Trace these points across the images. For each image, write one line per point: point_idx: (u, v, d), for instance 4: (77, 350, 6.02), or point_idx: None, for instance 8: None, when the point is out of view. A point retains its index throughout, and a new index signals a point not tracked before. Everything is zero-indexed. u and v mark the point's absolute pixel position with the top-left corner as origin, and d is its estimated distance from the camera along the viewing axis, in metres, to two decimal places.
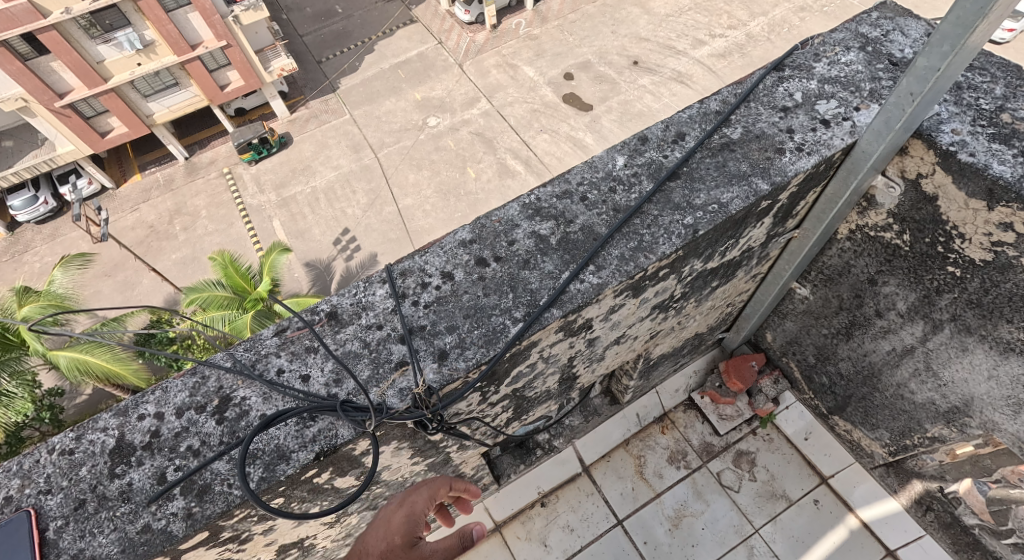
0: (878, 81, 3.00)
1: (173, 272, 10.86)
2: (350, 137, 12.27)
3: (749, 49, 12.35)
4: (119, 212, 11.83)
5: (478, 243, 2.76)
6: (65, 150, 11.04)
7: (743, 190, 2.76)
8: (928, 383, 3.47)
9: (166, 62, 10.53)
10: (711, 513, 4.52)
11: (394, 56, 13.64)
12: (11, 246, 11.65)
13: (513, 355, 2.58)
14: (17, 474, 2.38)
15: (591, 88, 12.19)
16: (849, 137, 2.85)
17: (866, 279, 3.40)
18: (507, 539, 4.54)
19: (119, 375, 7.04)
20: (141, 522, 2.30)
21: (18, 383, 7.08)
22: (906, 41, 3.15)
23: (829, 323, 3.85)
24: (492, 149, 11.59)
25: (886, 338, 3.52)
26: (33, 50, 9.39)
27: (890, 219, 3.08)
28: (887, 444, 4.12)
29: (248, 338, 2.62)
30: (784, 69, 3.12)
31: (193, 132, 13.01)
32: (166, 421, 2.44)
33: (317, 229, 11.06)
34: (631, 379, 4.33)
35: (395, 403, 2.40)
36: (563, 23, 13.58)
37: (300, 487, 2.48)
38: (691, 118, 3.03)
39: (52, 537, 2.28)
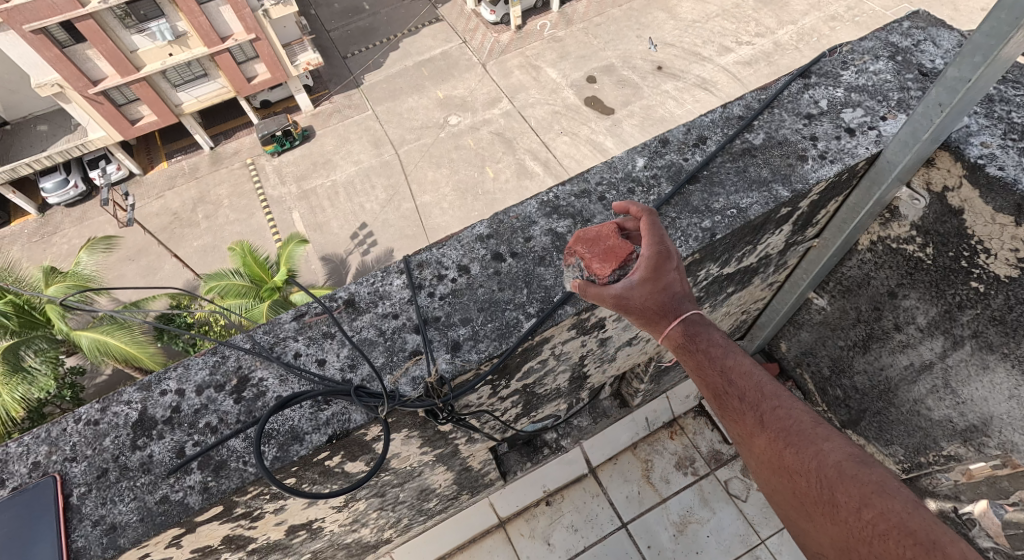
0: (907, 91, 2.96)
1: (194, 258, 11.03)
2: (371, 133, 12.34)
3: (776, 57, 12.24)
4: (145, 197, 12.04)
5: (495, 238, 2.76)
6: (96, 136, 11.24)
7: (763, 196, 2.74)
8: (946, 400, 3.32)
9: (197, 54, 10.68)
10: (716, 520, 4.56)
11: (418, 54, 13.70)
12: (41, 227, 11.92)
13: (525, 350, 2.57)
14: (44, 441, 2.43)
15: (614, 91, 12.15)
16: (875, 146, 2.81)
17: (886, 292, 3.34)
18: (512, 535, 4.60)
19: (136, 358, 7.19)
20: (159, 492, 2.32)
21: (43, 359, 7.27)
22: (938, 52, 3.10)
23: (846, 335, 3.75)
24: (511, 149, 11.61)
25: (904, 353, 3.41)
26: (71, 38, 9.58)
27: (913, 231, 3.04)
28: (900, 461, 3.80)
29: (267, 322, 2.66)
30: (810, 76, 3.09)
31: (218, 123, 13.18)
32: (187, 397, 2.47)
33: (335, 223, 11.15)
34: (641, 382, 4.30)
35: (406, 391, 2.41)
36: (588, 26, 13.55)
37: (312, 469, 2.50)
38: (713, 122, 3.01)
39: (76, 502, 2.32)
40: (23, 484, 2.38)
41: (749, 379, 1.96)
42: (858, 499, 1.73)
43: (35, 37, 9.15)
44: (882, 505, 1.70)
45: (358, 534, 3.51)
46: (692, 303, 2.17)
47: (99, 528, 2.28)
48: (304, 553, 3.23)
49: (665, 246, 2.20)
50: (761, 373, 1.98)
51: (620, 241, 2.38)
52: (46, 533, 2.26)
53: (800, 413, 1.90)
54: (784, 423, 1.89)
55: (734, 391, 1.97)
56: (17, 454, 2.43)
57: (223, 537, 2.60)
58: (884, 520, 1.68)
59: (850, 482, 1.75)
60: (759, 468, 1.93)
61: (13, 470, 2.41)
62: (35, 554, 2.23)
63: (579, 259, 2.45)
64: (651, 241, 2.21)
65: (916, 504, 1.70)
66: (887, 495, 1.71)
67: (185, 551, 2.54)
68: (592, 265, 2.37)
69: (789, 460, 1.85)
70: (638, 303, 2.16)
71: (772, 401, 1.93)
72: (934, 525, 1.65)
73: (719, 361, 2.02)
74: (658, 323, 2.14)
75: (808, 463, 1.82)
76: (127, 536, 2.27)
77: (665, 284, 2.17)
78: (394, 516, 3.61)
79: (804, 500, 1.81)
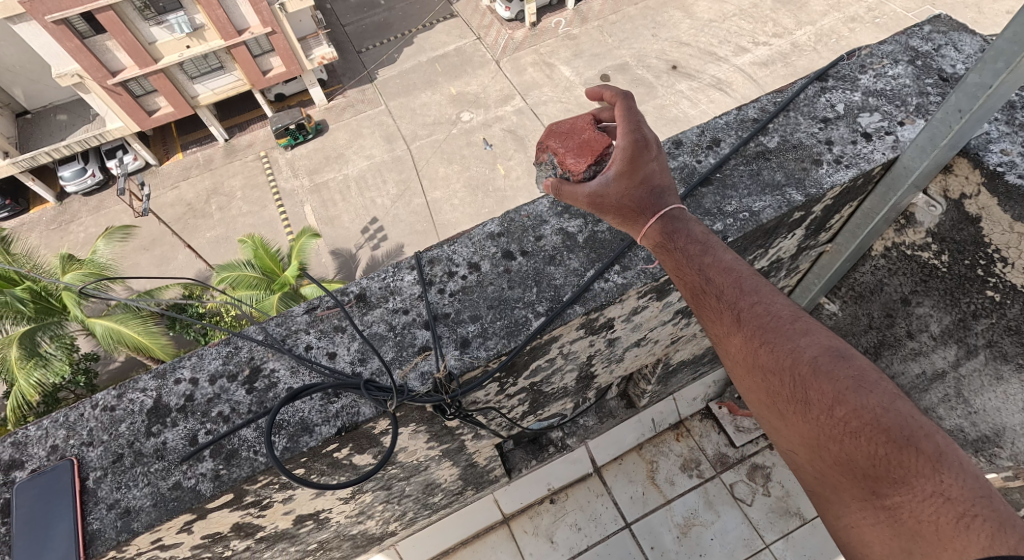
0: (926, 96, 2.92)
1: (207, 249, 11.12)
2: (384, 127, 12.36)
3: (793, 58, 12.14)
4: (160, 188, 12.14)
5: (505, 236, 2.76)
6: (114, 126, 11.33)
7: (776, 200, 2.71)
8: (957, 410, 3.28)
9: (214, 47, 10.74)
10: (721, 524, 4.54)
11: (432, 49, 13.70)
12: (59, 215, 12.05)
13: (533, 349, 2.57)
14: (63, 425, 2.47)
15: (627, 90, 12.09)
16: (891, 151, 2.77)
17: (899, 298, 3.30)
18: (515, 532, 4.62)
19: (148, 348, 7.26)
20: (173, 479, 2.35)
21: (59, 345, 7.33)
22: (959, 57, 3.05)
23: (857, 341, 3.69)
24: (523, 147, 11.59)
25: (916, 360, 3.36)
26: (91, 29, 9.67)
27: (928, 238, 3.00)
28: None
29: (280, 314, 2.67)
30: (827, 79, 3.06)
31: (233, 115, 13.25)
32: (200, 386, 2.49)
33: (346, 217, 11.20)
34: (648, 384, 4.29)
35: (415, 386, 2.41)
36: (603, 24, 13.48)
37: (320, 460, 2.51)
38: (727, 125, 2.99)
39: (92, 486, 2.34)
40: (42, 467, 2.40)
41: (726, 276, 2.04)
42: (831, 397, 1.75)
43: (56, 28, 9.24)
44: (855, 402, 1.72)
45: (364, 526, 3.53)
46: (672, 200, 2.34)
47: (113, 512, 2.31)
48: (310, 543, 3.26)
49: (644, 139, 2.38)
50: (741, 271, 2.05)
51: (595, 132, 2.57)
52: (62, 516, 2.27)
53: (778, 309, 1.95)
54: (760, 321, 1.93)
55: (712, 289, 2.05)
56: (36, 437, 2.46)
57: (232, 525, 2.61)
58: (856, 417, 1.70)
59: (824, 378, 1.78)
60: (736, 367, 1.99)
61: (31, 453, 2.43)
62: (54, 535, 2.26)
63: (551, 155, 2.59)
64: (629, 132, 2.36)
65: (891, 398, 1.71)
66: (862, 392, 1.72)
67: (195, 537, 2.55)
68: (565, 160, 2.53)
69: (764, 357, 1.89)
70: (615, 200, 2.36)
71: (750, 298, 1.99)
72: (908, 421, 1.66)
73: (698, 260, 2.13)
74: (635, 221, 2.34)
75: (783, 359, 1.86)
76: (140, 520, 2.29)
77: (643, 181, 2.36)
78: (400, 509, 3.62)
79: (779, 399, 1.85)
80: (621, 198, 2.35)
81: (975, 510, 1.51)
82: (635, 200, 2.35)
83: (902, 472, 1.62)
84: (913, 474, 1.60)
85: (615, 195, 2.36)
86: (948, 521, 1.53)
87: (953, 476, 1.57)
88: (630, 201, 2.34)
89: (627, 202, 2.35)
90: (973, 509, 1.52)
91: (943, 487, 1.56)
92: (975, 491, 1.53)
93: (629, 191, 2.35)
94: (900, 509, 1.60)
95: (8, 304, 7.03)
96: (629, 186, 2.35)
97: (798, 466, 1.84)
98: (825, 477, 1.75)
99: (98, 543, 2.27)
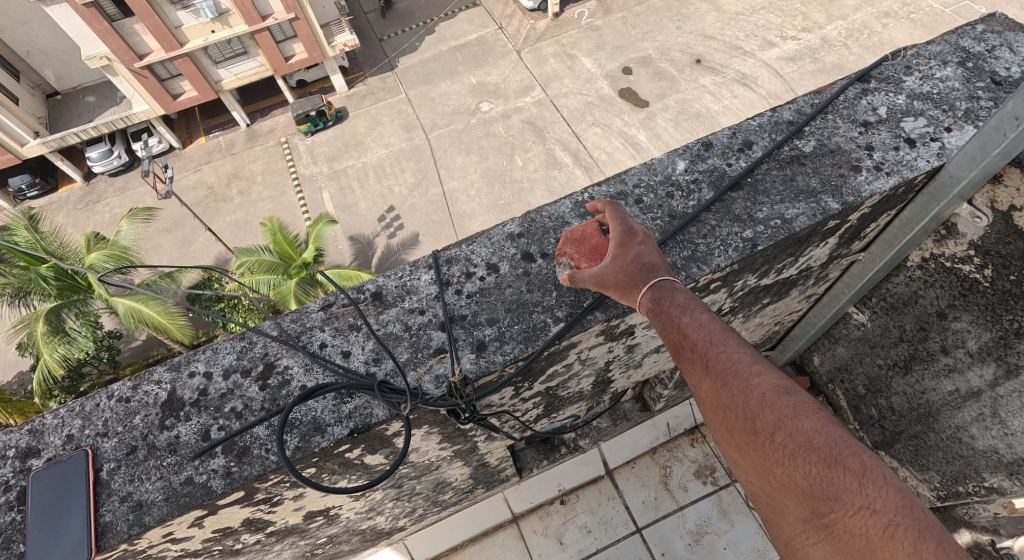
0: (976, 101, 2.76)
1: (227, 233, 11.16)
2: (403, 116, 12.29)
3: (823, 54, 11.81)
4: (182, 171, 12.20)
5: (525, 238, 2.66)
6: (140, 109, 11.36)
7: (810, 207, 2.58)
8: (992, 430, 3.09)
9: (238, 32, 10.72)
10: (735, 533, 4.43)
11: (453, 38, 13.57)
12: (85, 195, 12.16)
13: (551, 354, 2.47)
14: (79, 415, 2.42)
15: (649, 84, 11.88)
16: (936, 159, 2.63)
17: (934, 312, 3.18)
18: (525, 532, 4.55)
19: (167, 329, 7.31)
20: (185, 474, 2.29)
21: (83, 322, 7.36)
22: (1014, 59, 2.87)
23: (886, 354, 3.55)
24: (542, 139, 11.44)
25: (949, 378, 3.21)
26: (120, 12, 9.71)
27: (971, 250, 2.91)
28: (936, 488, 3.48)
29: (296, 309, 2.60)
30: (869, 81, 2.91)
31: (255, 101, 13.25)
32: (214, 381, 2.44)
33: (364, 204, 11.15)
34: (665, 388, 4.17)
35: (430, 390, 2.33)
36: (626, 15, 13.24)
37: (332, 460, 2.44)
38: (761, 126, 2.86)
39: (106, 477, 2.30)
40: (57, 456, 2.36)
41: (701, 329, 1.94)
42: (773, 423, 1.74)
43: (86, 10, 9.27)
44: (795, 426, 1.70)
45: (373, 522, 3.47)
46: (661, 270, 2.17)
47: (125, 505, 2.26)
48: (320, 536, 3.20)
49: (630, 226, 2.28)
50: (712, 324, 1.97)
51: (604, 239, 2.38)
52: (76, 508, 2.23)
53: (737, 351, 1.89)
54: (722, 364, 1.88)
55: (686, 343, 1.96)
56: (52, 426, 2.41)
57: (243, 520, 2.55)
58: (795, 440, 1.69)
59: (767, 408, 1.76)
60: (702, 407, 1.93)
61: (47, 442, 2.38)
62: (66, 526, 2.22)
63: (568, 262, 2.42)
64: (617, 223, 2.28)
65: (827, 421, 1.70)
66: (799, 417, 1.71)
67: (206, 531, 2.50)
68: (580, 265, 2.39)
69: (722, 396, 1.85)
70: (612, 277, 2.18)
71: (715, 346, 1.92)
72: (839, 440, 1.65)
73: (677, 320, 2.01)
74: (629, 294, 2.16)
75: (735, 396, 1.82)
76: (152, 514, 2.24)
77: (633, 256, 2.21)
78: (410, 506, 3.56)
79: (733, 431, 1.82)
80: (615, 276, 2.19)
81: (900, 520, 1.51)
82: (630, 275, 2.17)
83: (835, 489, 1.60)
84: (843, 490, 1.60)
85: (609, 273, 2.19)
86: (877, 533, 1.52)
87: (878, 489, 1.56)
88: (623, 276, 2.18)
89: (621, 277, 2.18)
90: (897, 519, 1.52)
91: (870, 500, 1.56)
92: (898, 500, 1.54)
93: (622, 267, 2.19)
94: (838, 527, 1.59)
95: (33, 281, 7.02)
96: (622, 263, 2.19)
97: (751, 492, 1.81)
98: (774, 501, 1.73)
99: (110, 536, 2.22)
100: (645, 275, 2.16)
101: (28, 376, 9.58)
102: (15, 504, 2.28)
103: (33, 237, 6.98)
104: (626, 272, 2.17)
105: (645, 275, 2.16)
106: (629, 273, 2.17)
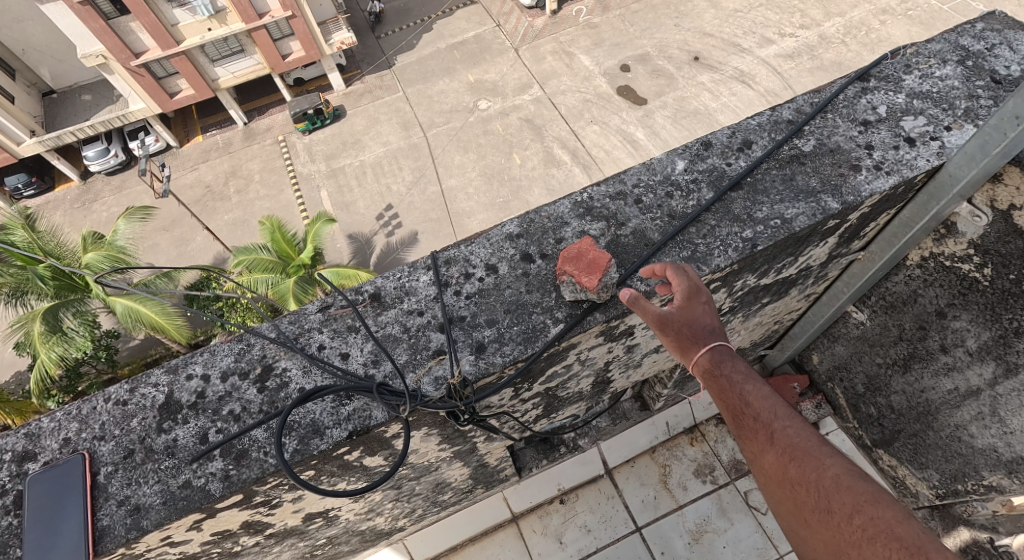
0: (976, 99, 2.76)
1: (225, 232, 11.12)
2: (401, 114, 12.26)
3: (821, 51, 11.80)
4: (180, 169, 12.16)
5: (525, 238, 2.65)
6: (137, 108, 11.30)
7: (810, 207, 2.57)
8: (992, 429, 3.15)
9: (235, 30, 10.67)
10: (734, 532, 4.43)
11: (451, 36, 13.53)
12: (82, 194, 12.11)
13: (550, 355, 2.47)
14: (75, 418, 2.41)
15: (647, 81, 11.87)
16: (936, 158, 2.62)
17: (934, 311, 3.19)
18: (524, 531, 4.54)
19: (163, 329, 7.27)
20: (183, 477, 2.28)
21: (81, 322, 7.33)
22: (1013, 57, 2.86)
23: (885, 352, 3.59)
24: (540, 137, 11.41)
25: (949, 376, 3.26)
26: (116, 10, 9.65)
27: (970, 249, 2.90)
28: (934, 486, 3.66)
29: (293, 311, 2.58)
30: (869, 79, 2.90)
31: (253, 99, 13.21)
32: (212, 384, 2.43)
33: (362, 203, 11.13)
34: (664, 388, 4.17)
35: (429, 392, 2.32)
36: (624, 13, 13.22)
37: (331, 463, 2.43)
38: (760, 126, 2.85)
39: (103, 481, 2.29)
40: (53, 460, 2.35)
41: (766, 402, 1.93)
42: (850, 506, 1.76)
43: (82, 9, 9.22)
44: (873, 513, 1.73)
45: (372, 522, 3.47)
46: (720, 331, 2.15)
47: (123, 509, 2.25)
48: (319, 538, 3.19)
49: (692, 280, 2.23)
50: (778, 397, 1.97)
51: (600, 252, 2.43)
52: (73, 512, 2.22)
53: (807, 429, 1.90)
54: (792, 440, 1.89)
55: (752, 412, 1.96)
56: (49, 429, 2.40)
57: (241, 522, 2.54)
58: (874, 525, 1.71)
59: (844, 491, 1.78)
60: (764, 479, 1.94)
61: (44, 445, 2.37)
62: (64, 530, 2.21)
63: (568, 279, 2.42)
64: (676, 277, 2.23)
65: (902, 508, 1.73)
66: (877, 505, 1.73)
67: (205, 534, 2.49)
68: (581, 279, 2.37)
69: (792, 472, 1.86)
70: (675, 329, 2.14)
71: (785, 421, 1.93)
72: (917, 532, 1.68)
73: (740, 385, 2.01)
74: (687, 350, 2.12)
75: (808, 474, 1.83)
76: (150, 518, 2.23)
77: (694, 313, 2.17)
78: (409, 506, 3.56)
79: (803, 509, 1.83)
80: (675, 330, 2.15)
81: None
82: (690, 332, 2.14)
83: None
84: None
85: (669, 324, 2.16)
86: None
87: None
88: (685, 332, 2.14)
89: (681, 332, 2.14)
90: None
91: None
92: None
93: (683, 322, 2.15)
94: None
95: (29, 281, 6.98)
96: (682, 314, 2.16)
97: None
98: None
99: (108, 540, 2.21)
100: (705, 332, 2.13)
101: (26, 375, 9.55)
102: (12, 508, 2.28)
103: (30, 237, 6.94)
104: (686, 326, 2.14)
105: (706, 334, 2.13)
106: (688, 328, 2.14)
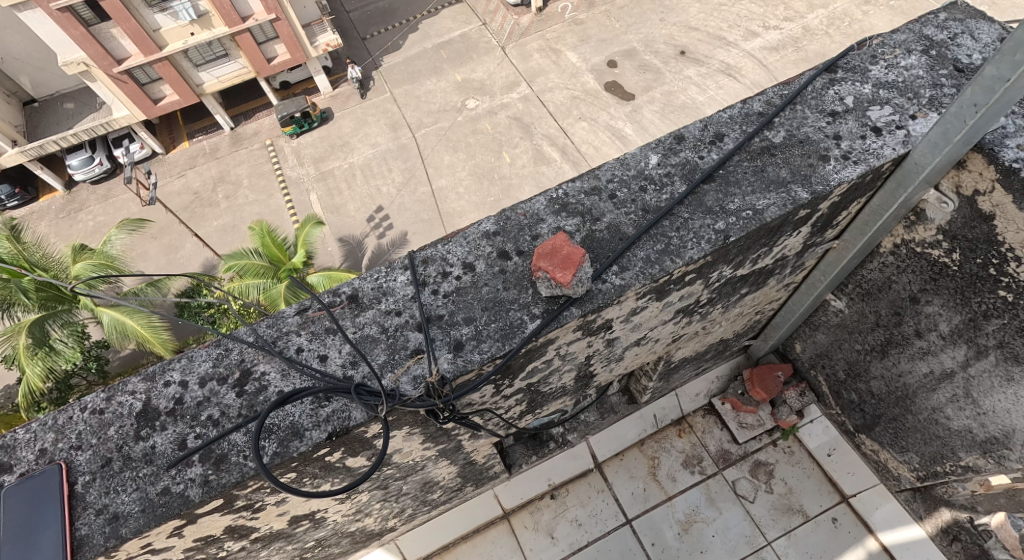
0: (940, 88, 2.81)
1: (214, 238, 11.06)
2: (389, 115, 12.25)
3: (804, 43, 11.88)
4: (166, 176, 12.10)
5: (501, 236, 2.68)
6: (120, 115, 11.28)
7: (780, 197, 2.62)
8: (966, 410, 3.30)
9: (218, 34, 10.57)
10: (723, 520, 4.48)
11: (437, 35, 13.52)
12: (67, 203, 12.01)
13: (528, 352, 2.50)
14: (52, 428, 2.42)
15: (634, 76, 11.91)
16: (902, 147, 2.67)
17: (908, 297, 3.25)
18: (515, 527, 4.58)
19: (148, 342, 7.14)
20: (161, 484, 2.30)
21: (69, 333, 7.27)
22: (975, 46, 2.93)
23: (864, 339, 3.68)
24: (529, 135, 11.42)
25: (924, 360, 3.37)
26: (96, 16, 9.55)
27: (939, 235, 2.93)
28: (916, 468, 3.90)
29: (271, 314, 2.59)
30: (836, 70, 2.95)
31: (238, 104, 13.16)
32: (190, 389, 2.44)
33: (352, 205, 11.10)
34: (650, 379, 4.20)
35: (408, 391, 2.35)
36: (610, 9, 13.26)
37: (312, 464, 2.45)
38: (731, 118, 2.89)
39: (81, 491, 2.30)
40: (30, 471, 2.37)
41: None
42: None
43: (60, 15, 9.14)
44: None
45: (362, 523, 3.49)
46: None
47: (102, 517, 2.27)
48: (308, 540, 3.21)
49: None
50: None
51: (574, 247, 2.44)
52: (52, 522, 2.24)
53: None
54: None
55: None
56: (25, 441, 2.42)
57: (225, 527, 2.56)
58: None
59: None
60: None
61: (20, 457, 2.39)
62: (42, 541, 2.23)
63: (542, 275, 2.46)
64: None
65: None
66: None
67: (187, 540, 2.50)
68: (554, 274, 2.40)
69: None
70: None
71: None
72: None
73: None
74: None
75: None
76: (128, 526, 2.24)
77: None
78: (399, 506, 3.59)
79: None
80: None
81: None
82: None
83: None
84: None
85: None
86: None
87: None
88: None
89: None
90: None
91: None
92: None
93: None
94: None
95: (13, 293, 6.94)
96: None
97: None
98: None
99: (86, 550, 2.22)
100: None
101: (15, 388, 9.47)
102: None
103: (14, 247, 6.90)
104: None
105: None
106: None
